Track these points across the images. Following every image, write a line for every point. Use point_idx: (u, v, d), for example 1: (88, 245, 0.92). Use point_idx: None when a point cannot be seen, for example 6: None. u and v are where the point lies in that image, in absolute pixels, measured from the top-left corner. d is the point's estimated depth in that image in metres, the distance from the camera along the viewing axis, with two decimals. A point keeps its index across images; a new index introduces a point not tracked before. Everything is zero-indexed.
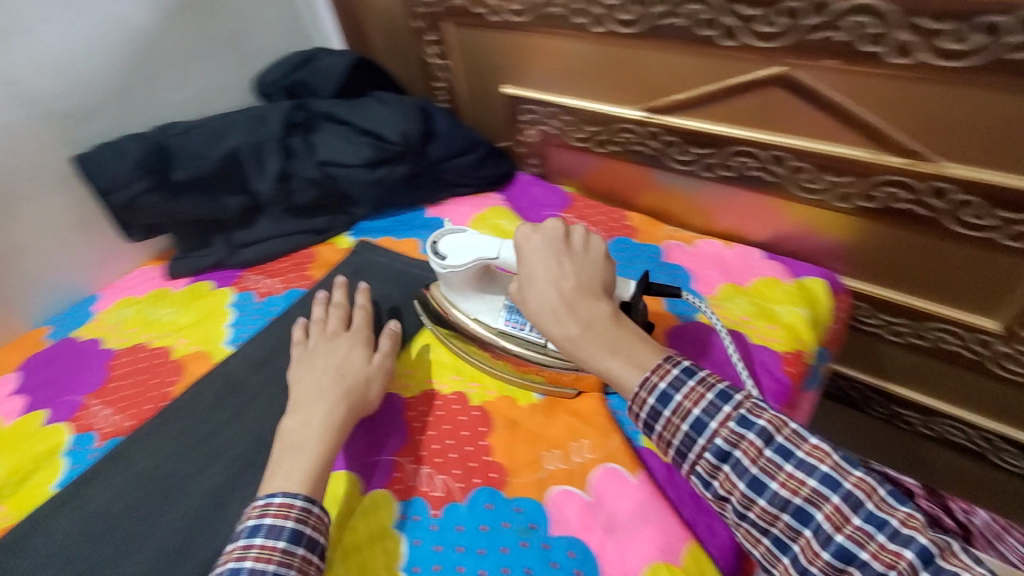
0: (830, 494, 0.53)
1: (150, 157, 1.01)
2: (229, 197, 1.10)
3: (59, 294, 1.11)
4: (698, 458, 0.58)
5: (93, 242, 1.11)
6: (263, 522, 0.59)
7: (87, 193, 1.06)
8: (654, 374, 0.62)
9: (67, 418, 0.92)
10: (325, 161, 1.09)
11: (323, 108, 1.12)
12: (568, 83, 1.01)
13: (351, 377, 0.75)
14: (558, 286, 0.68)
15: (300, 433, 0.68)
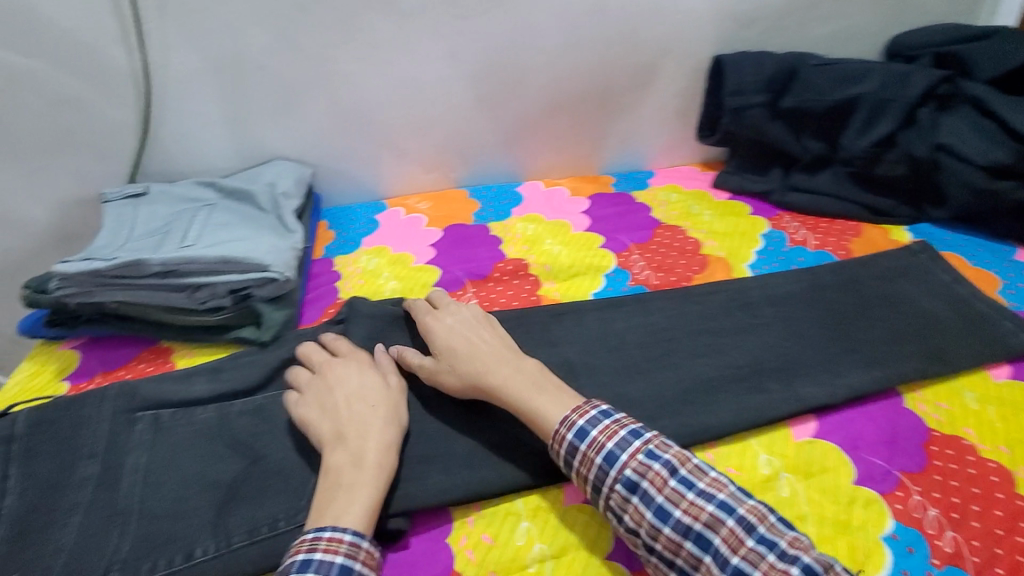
0: (725, 521, 0.44)
1: (751, 68, 0.83)
2: (783, 121, 0.84)
3: (493, 162, 0.97)
4: (610, 492, 0.48)
5: (540, 118, 0.93)
6: (311, 560, 0.44)
7: (581, 57, 0.87)
8: (574, 412, 0.51)
9: (456, 277, 0.78)
10: (946, 143, 0.77)
11: (974, 88, 0.77)
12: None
13: (374, 411, 0.54)
14: (473, 358, 0.57)
15: (350, 471, 0.50)
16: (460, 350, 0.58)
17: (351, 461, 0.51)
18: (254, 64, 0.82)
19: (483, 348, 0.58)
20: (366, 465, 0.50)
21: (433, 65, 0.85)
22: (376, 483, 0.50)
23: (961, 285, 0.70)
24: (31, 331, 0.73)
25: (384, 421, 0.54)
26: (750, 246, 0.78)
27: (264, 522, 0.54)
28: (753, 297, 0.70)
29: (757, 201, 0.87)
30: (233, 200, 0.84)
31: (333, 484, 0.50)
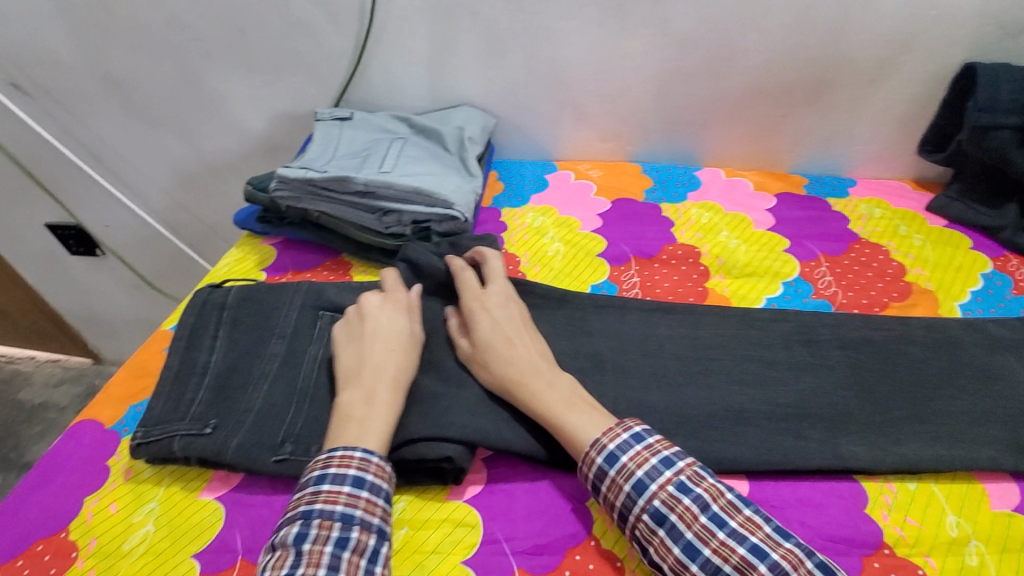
0: (757, 567, 0.40)
1: (1010, 83, 0.71)
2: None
3: (671, 142, 0.93)
4: (636, 522, 0.45)
5: (736, 103, 0.87)
6: (325, 473, 0.46)
7: (805, 43, 0.79)
8: (604, 435, 0.48)
9: (620, 251, 0.77)
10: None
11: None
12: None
13: (391, 354, 0.55)
14: (512, 356, 0.55)
15: (360, 407, 0.50)
16: (498, 342, 0.56)
17: (364, 398, 0.51)
18: (467, 8, 0.84)
19: (520, 352, 0.55)
20: (375, 402, 0.51)
21: (639, 32, 0.82)
22: (386, 415, 0.51)
23: None
24: (243, 223, 0.84)
25: (398, 365, 0.54)
26: (966, 284, 0.68)
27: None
28: (962, 345, 0.61)
29: (980, 236, 0.75)
30: (422, 138, 0.88)
31: (343, 417, 0.50)
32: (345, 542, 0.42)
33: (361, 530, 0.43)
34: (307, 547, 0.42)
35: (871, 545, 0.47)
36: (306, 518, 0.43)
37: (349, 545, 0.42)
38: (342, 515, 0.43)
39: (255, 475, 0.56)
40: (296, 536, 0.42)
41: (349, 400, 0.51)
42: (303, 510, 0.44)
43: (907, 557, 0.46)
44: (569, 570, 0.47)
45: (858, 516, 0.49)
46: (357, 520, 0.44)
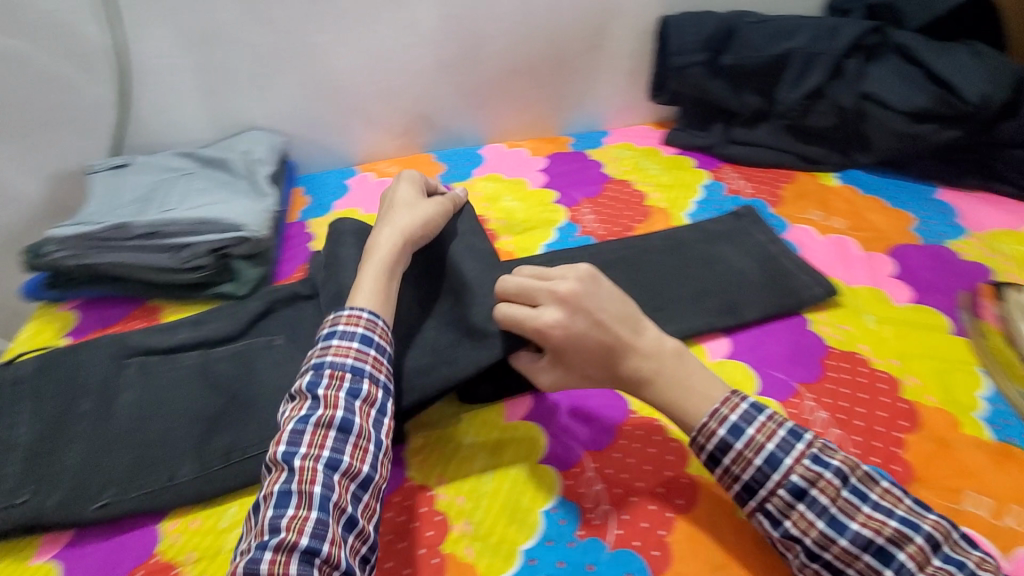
0: (913, 539, 0.42)
1: (691, 28, 0.86)
2: (722, 79, 0.88)
3: (455, 131, 1.02)
4: (770, 496, 0.45)
5: (496, 85, 0.97)
6: (336, 330, 0.53)
7: (532, 26, 0.92)
8: (723, 405, 0.48)
9: None
10: (870, 93, 0.79)
11: (900, 36, 0.80)
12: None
13: (405, 225, 0.62)
14: (607, 362, 0.51)
15: (373, 261, 0.59)
16: (587, 358, 0.52)
17: (371, 257, 0.59)
18: (226, 39, 0.87)
19: (613, 354, 0.51)
20: (381, 253, 0.59)
21: (391, 38, 0.90)
22: (384, 270, 0.58)
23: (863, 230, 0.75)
24: (32, 295, 0.80)
25: (404, 232, 0.62)
26: (689, 196, 0.85)
27: (235, 447, 0.60)
28: (687, 245, 0.75)
29: (701, 154, 0.93)
30: (211, 169, 0.89)
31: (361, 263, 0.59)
32: (356, 392, 0.50)
33: (370, 382, 0.51)
34: (322, 392, 0.49)
35: (622, 415, 0.58)
36: (320, 368, 0.51)
37: (360, 394, 0.50)
38: (352, 367, 0.51)
39: (87, 528, 0.57)
40: (312, 382, 0.50)
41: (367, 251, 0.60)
42: (318, 362, 0.51)
43: (649, 415, 0.57)
44: (391, 511, 0.52)
45: (613, 396, 0.59)
46: (366, 373, 0.51)
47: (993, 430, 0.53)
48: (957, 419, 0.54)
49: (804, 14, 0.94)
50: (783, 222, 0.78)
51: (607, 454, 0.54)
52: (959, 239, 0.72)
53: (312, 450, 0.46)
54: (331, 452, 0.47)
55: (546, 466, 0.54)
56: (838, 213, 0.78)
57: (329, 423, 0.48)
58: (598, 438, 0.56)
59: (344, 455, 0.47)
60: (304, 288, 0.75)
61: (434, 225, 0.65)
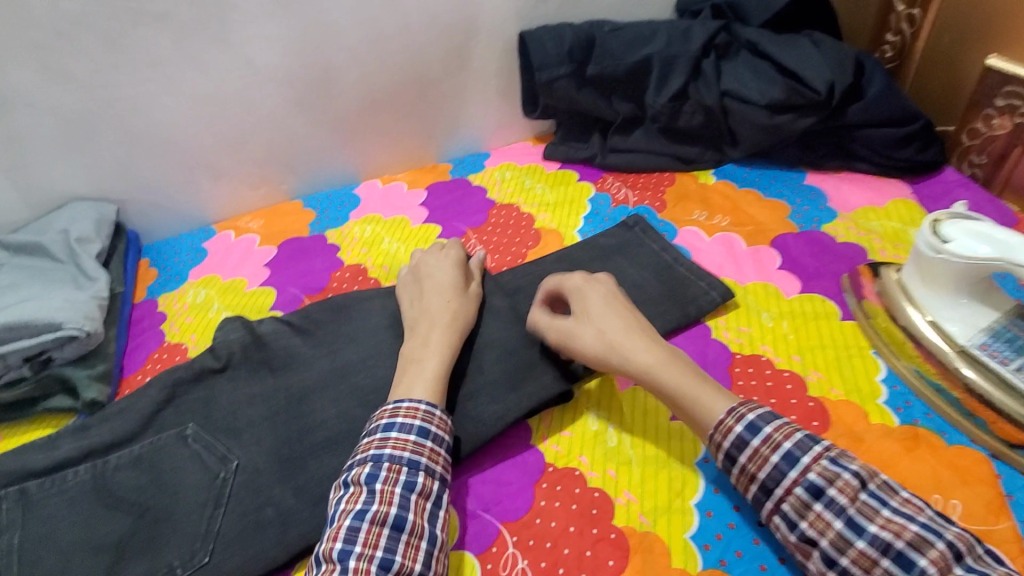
0: (935, 545, 0.38)
1: (551, 42, 0.84)
2: (589, 90, 0.87)
3: (324, 172, 0.93)
4: (786, 496, 0.42)
5: (361, 118, 0.90)
6: (394, 422, 0.48)
7: (388, 53, 0.86)
8: (741, 402, 0.46)
9: (292, 294, 0.75)
10: (729, 90, 0.81)
11: (747, 32, 0.82)
12: (937, 19, 0.77)
13: (456, 313, 0.58)
14: (637, 331, 0.53)
15: (421, 351, 0.54)
16: (622, 321, 0.53)
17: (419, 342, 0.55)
18: (19, 101, 0.72)
19: (643, 328, 0.53)
20: (434, 344, 0.55)
21: (229, 81, 0.80)
22: (441, 360, 0.54)
23: (746, 224, 0.76)
24: None
25: (458, 322, 0.57)
26: (577, 212, 0.83)
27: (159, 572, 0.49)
28: (583, 263, 0.71)
29: (583, 167, 0.91)
30: (24, 258, 0.73)
31: (406, 356, 0.55)
32: (412, 485, 0.45)
33: (427, 475, 0.46)
34: (379, 487, 0.44)
35: (538, 471, 0.52)
36: (377, 463, 0.46)
37: (417, 488, 0.45)
38: (410, 460, 0.46)
39: None
40: (368, 478, 0.45)
41: (411, 343, 0.56)
42: (373, 454, 0.46)
43: (567, 465, 0.53)
44: None
45: (525, 449, 0.54)
46: (422, 465, 0.46)
47: (898, 413, 0.54)
48: (863, 408, 0.54)
49: (657, 17, 0.95)
50: (671, 227, 0.78)
51: (527, 523, 0.49)
52: (832, 222, 0.74)
53: (368, 549, 0.42)
54: (384, 551, 0.42)
55: (459, 551, 0.48)
56: (721, 211, 0.79)
57: (383, 521, 0.43)
58: (512, 506, 0.50)
59: (397, 554, 0.42)
60: (213, 359, 0.60)
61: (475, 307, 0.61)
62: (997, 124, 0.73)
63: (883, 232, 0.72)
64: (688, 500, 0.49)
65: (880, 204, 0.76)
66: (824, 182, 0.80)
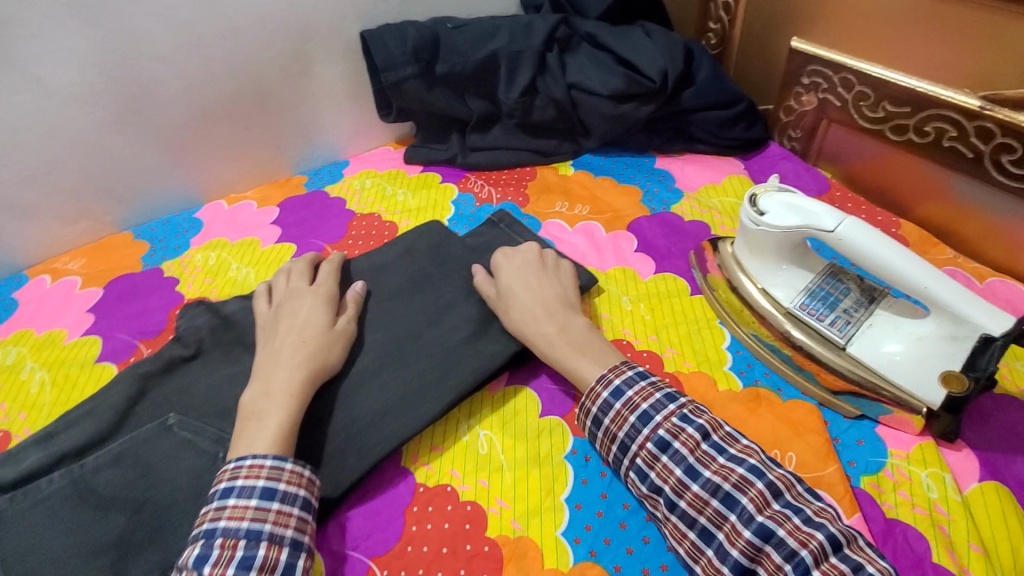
0: (756, 483, 0.43)
1: (393, 41, 0.81)
2: (441, 89, 0.86)
3: (157, 196, 0.83)
4: (639, 449, 0.47)
5: (193, 133, 0.81)
6: (234, 487, 0.43)
7: (213, 61, 0.78)
8: (610, 370, 0.51)
9: (124, 338, 0.67)
10: (575, 83, 0.83)
11: (586, 25, 0.85)
12: (748, 7, 0.84)
13: (314, 352, 0.54)
14: (548, 307, 0.58)
15: (264, 402, 0.50)
16: (535, 296, 0.59)
17: (263, 390, 0.51)
18: None
19: (553, 299, 0.59)
20: (277, 392, 0.50)
21: (13, 103, 0.68)
22: (285, 411, 0.49)
23: (603, 211, 0.79)
24: None
25: (315, 360, 0.54)
26: (442, 214, 0.81)
27: None
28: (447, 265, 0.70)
29: (447, 168, 0.90)
30: None
31: (247, 408, 0.50)
32: (249, 560, 0.40)
33: (269, 544, 0.41)
34: (208, 570, 0.40)
35: (409, 493, 0.50)
36: (211, 539, 0.41)
37: (255, 563, 0.40)
38: (248, 531, 0.41)
39: None
40: (197, 561, 0.40)
41: (253, 392, 0.51)
42: (205, 531, 0.42)
43: (438, 483, 0.51)
44: None
45: (394, 472, 0.52)
46: (264, 535, 0.42)
47: (741, 377, 0.58)
48: (712, 377, 0.58)
49: (502, 13, 0.95)
50: (535, 221, 0.79)
51: (399, 552, 0.47)
52: (679, 202, 0.79)
53: None
54: None
55: None
56: (580, 201, 0.81)
57: None
58: (381, 538, 0.48)
59: None
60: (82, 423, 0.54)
61: (337, 344, 0.56)
62: (805, 100, 0.81)
63: (721, 207, 0.77)
64: (559, 496, 0.50)
65: (718, 181, 0.81)
66: (671, 164, 0.85)
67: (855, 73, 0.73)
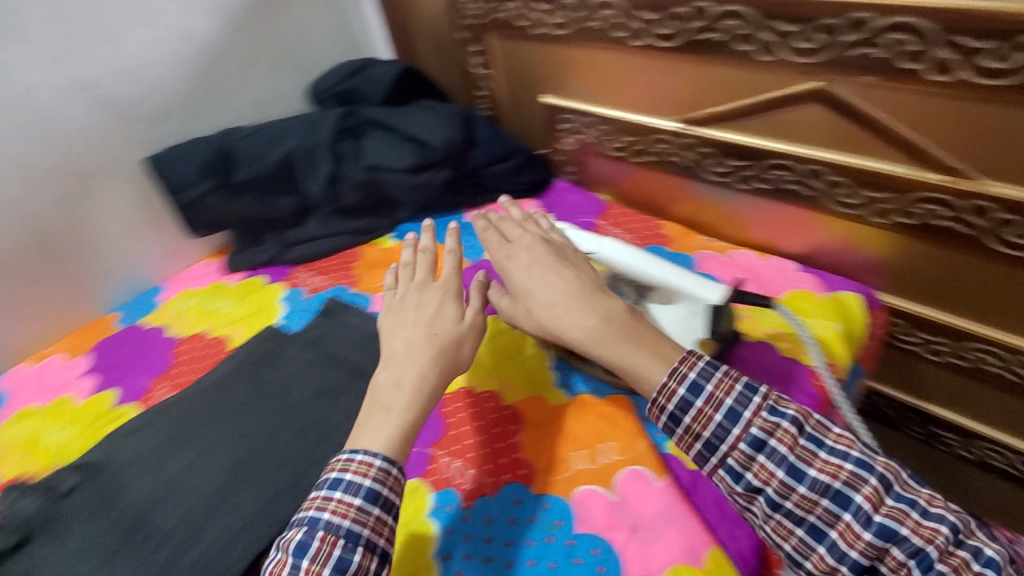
0: (867, 477, 0.45)
1: (180, 164, 0.84)
2: (244, 196, 0.87)
3: None
4: (732, 451, 0.48)
5: None
6: (343, 478, 0.48)
7: None
8: (683, 363, 0.51)
9: None
10: (373, 164, 0.89)
11: (369, 113, 0.92)
12: (505, 71, 0.94)
13: (435, 340, 0.57)
14: (568, 302, 0.57)
15: (393, 394, 0.53)
16: (552, 296, 0.58)
17: (393, 386, 0.54)
18: None
19: (574, 287, 0.58)
20: (405, 386, 0.54)
21: None
22: (373, 419, 0.52)
23: None
24: None
25: (415, 355, 0.56)
26: (271, 316, 0.82)
27: None
28: (285, 362, 0.70)
29: (272, 267, 0.91)
30: None
31: (377, 393, 0.54)
32: (343, 565, 0.44)
33: (363, 552, 0.45)
34: (306, 563, 0.44)
35: None
36: (315, 529, 0.46)
37: (349, 567, 0.44)
38: (347, 532, 0.45)
39: None
40: (300, 546, 0.45)
41: (382, 378, 0.55)
42: (311, 518, 0.46)
43: None
44: None
45: None
46: (362, 540, 0.45)
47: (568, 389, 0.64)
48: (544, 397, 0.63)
49: (293, 112, 0.99)
50: (366, 297, 0.82)
51: None
52: None
53: None
54: None
55: None
56: None
57: None
58: None
59: None
60: None
61: (467, 338, 0.59)
62: (569, 140, 0.93)
63: None
64: (429, 555, 0.52)
65: None
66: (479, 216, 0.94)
67: (599, 116, 0.85)
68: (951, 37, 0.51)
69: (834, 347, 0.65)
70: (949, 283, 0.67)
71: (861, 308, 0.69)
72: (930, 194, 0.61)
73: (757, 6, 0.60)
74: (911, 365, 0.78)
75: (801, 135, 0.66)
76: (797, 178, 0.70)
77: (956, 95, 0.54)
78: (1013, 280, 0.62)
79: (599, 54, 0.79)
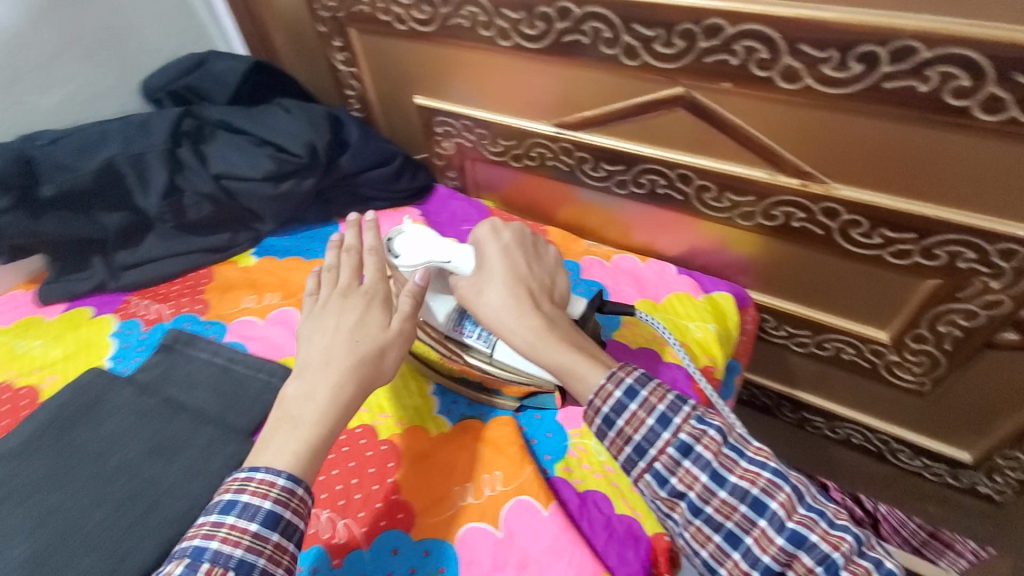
0: (782, 486, 0.43)
1: None
2: (54, 215, 0.74)
3: None
4: (659, 454, 0.46)
5: None
6: (238, 500, 0.41)
7: None
8: (620, 368, 0.49)
9: None
10: (222, 174, 0.78)
11: (213, 114, 0.81)
12: (370, 69, 0.86)
13: (330, 352, 0.48)
14: (519, 301, 0.53)
15: (304, 405, 0.46)
16: (522, 289, 0.54)
17: (303, 396, 0.46)
18: None
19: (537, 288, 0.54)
20: (319, 398, 0.46)
21: None
22: (314, 433, 0.45)
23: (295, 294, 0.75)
24: None
25: (349, 364, 0.47)
26: (101, 353, 0.70)
27: None
28: (113, 412, 0.59)
29: (102, 296, 0.78)
30: None
31: (285, 410, 0.46)
32: None
33: None
34: None
35: None
36: (200, 561, 0.38)
37: None
38: (239, 563, 0.38)
39: None
40: None
41: (294, 391, 0.47)
42: (195, 548, 0.39)
43: None
44: None
45: None
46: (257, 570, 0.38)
47: (449, 415, 0.60)
48: (423, 426, 0.59)
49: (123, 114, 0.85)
50: (220, 325, 0.72)
51: None
52: None
53: None
54: None
55: None
56: (269, 289, 0.77)
57: None
58: None
59: None
60: None
61: (383, 350, 0.50)
62: (445, 143, 0.88)
63: None
64: None
65: None
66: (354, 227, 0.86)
67: (474, 118, 0.81)
68: (794, 45, 0.52)
69: (711, 347, 0.66)
70: (808, 281, 0.70)
71: (733, 308, 0.71)
72: (790, 197, 0.63)
73: (615, 8, 0.59)
74: (780, 355, 0.82)
75: (668, 140, 0.67)
76: (669, 183, 0.70)
77: (802, 103, 0.56)
78: (860, 276, 0.66)
79: (466, 53, 0.75)
